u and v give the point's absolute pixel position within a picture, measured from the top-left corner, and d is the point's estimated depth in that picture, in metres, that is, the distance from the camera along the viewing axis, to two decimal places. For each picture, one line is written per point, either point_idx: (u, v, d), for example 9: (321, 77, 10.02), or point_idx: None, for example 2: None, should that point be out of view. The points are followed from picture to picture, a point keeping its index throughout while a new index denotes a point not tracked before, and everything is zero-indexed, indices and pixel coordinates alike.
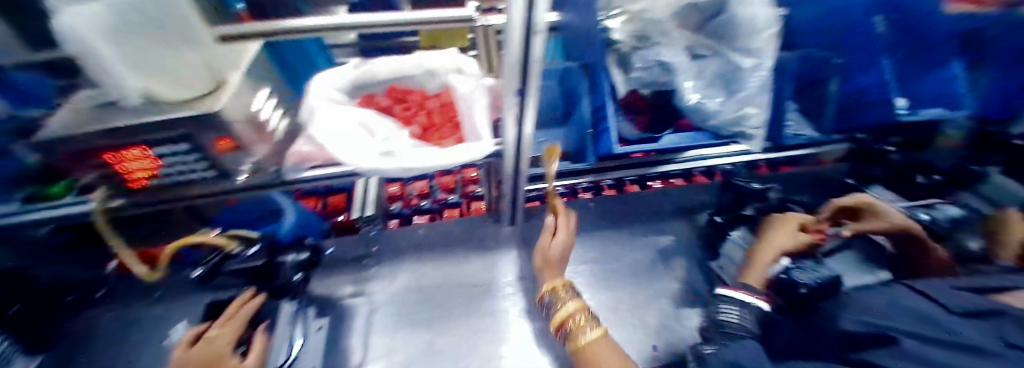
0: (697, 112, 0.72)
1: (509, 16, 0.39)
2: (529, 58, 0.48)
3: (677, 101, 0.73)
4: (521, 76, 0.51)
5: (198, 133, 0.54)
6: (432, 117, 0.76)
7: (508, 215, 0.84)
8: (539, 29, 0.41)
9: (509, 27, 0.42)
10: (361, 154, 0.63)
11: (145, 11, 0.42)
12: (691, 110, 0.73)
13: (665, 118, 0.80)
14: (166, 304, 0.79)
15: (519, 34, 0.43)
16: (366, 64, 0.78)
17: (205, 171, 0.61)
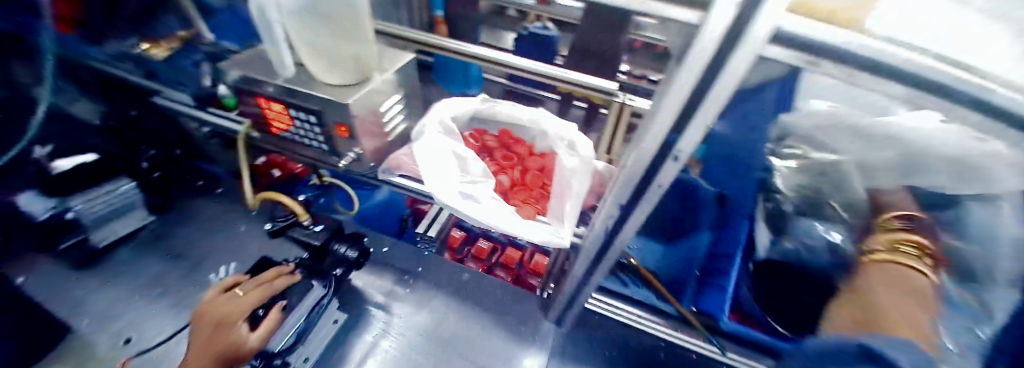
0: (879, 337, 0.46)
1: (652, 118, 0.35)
2: (656, 178, 0.40)
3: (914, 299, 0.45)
4: (632, 191, 0.44)
5: (324, 113, 0.60)
6: (526, 177, 0.71)
7: (558, 311, 0.71)
8: (679, 155, 0.37)
9: (645, 133, 0.37)
10: (441, 185, 0.61)
11: (324, 7, 0.52)
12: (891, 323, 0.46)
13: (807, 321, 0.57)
14: (249, 223, 0.88)
15: (649, 147, 0.38)
16: (493, 101, 0.78)
17: (319, 144, 0.66)
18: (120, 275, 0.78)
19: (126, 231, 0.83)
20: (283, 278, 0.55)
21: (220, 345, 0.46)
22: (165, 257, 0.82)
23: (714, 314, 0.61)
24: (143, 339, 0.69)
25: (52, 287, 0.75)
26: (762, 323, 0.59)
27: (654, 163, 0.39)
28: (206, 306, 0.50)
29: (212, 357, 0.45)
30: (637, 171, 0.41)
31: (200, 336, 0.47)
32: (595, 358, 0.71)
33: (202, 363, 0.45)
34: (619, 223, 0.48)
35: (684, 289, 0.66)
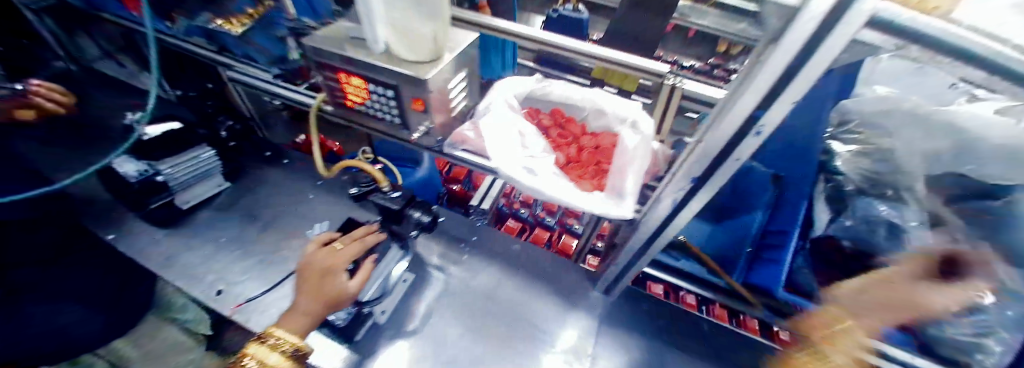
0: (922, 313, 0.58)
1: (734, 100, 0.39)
2: (735, 152, 0.43)
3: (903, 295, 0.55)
4: (707, 167, 0.46)
5: (401, 88, 0.64)
6: (582, 155, 0.74)
7: (607, 282, 0.76)
8: (761, 130, 0.40)
9: (728, 109, 0.40)
10: (506, 159, 0.66)
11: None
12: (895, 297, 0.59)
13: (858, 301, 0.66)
14: (316, 191, 0.94)
15: (730, 124, 0.41)
16: (546, 81, 0.81)
17: (392, 117, 0.71)
18: (202, 234, 0.84)
19: (205, 196, 0.89)
20: (372, 236, 0.62)
21: (324, 293, 0.53)
22: (242, 220, 0.88)
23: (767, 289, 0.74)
24: (231, 289, 0.74)
25: (142, 243, 0.81)
26: (812, 298, 0.69)
27: (736, 139, 0.42)
28: (313, 260, 0.55)
29: (320, 303, 0.53)
30: (714, 149, 0.44)
31: (308, 283, 0.54)
32: (645, 328, 0.75)
33: (311, 307, 0.53)
34: (688, 196, 0.50)
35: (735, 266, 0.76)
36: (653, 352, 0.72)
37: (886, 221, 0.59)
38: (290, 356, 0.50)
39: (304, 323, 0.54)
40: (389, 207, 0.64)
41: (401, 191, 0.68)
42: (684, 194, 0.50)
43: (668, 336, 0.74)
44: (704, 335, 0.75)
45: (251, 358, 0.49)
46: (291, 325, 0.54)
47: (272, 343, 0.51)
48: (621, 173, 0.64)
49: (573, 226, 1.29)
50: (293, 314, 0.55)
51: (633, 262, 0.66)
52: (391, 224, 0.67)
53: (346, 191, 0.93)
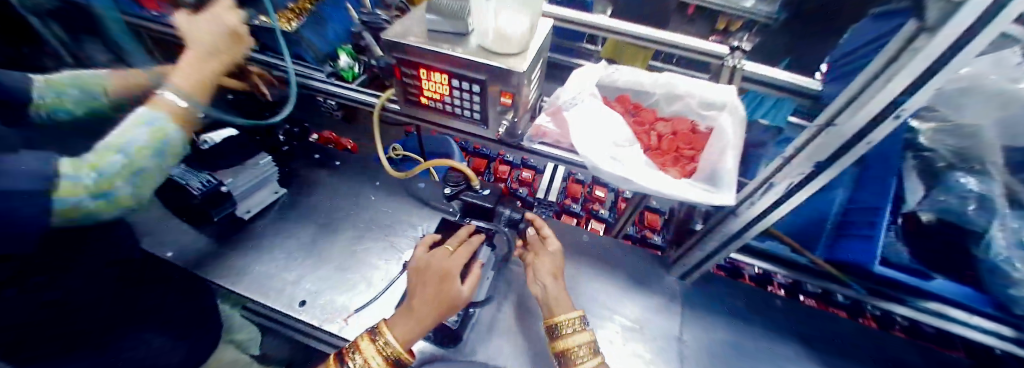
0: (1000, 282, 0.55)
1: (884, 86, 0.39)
2: (869, 136, 0.44)
3: (979, 248, 0.55)
4: (835, 151, 0.47)
5: (489, 82, 0.61)
6: (662, 142, 0.74)
7: (685, 268, 0.80)
8: (902, 114, 0.40)
9: (870, 95, 0.41)
10: (597, 150, 0.65)
11: None
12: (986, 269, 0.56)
13: (943, 263, 0.62)
14: (377, 192, 0.92)
15: (871, 108, 0.41)
16: (613, 67, 0.80)
17: (471, 114, 0.70)
18: (270, 243, 0.81)
19: (265, 204, 0.86)
20: (476, 236, 0.62)
21: (443, 299, 0.53)
22: (306, 225, 0.85)
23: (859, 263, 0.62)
24: (314, 298, 0.72)
25: (209, 257, 0.77)
26: (911, 267, 0.63)
27: (870, 124, 0.43)
28: (430, 263, 0.56)
29: (437, 308, 0.53)
30: (846, 133, 0.45)
31: (426, 288, 0.54)
32: (721, 308, 0.79)
33: (427, 313, 0.53)
34: (805, 181, 0.51)
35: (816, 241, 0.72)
36: (732, 330, 0.76)
37: (981, 191, 0.54)
38: (392, 361, 0.52)
39: (410, 331, 0.52)
40: (483, 205, 0.67)
41: (491, 189, 0.69)
42: (801, 179, 0.52)
43: (746, 314, 0.78)
44: (777, 310, 0.79)
45: (361, 354, 0.51)
46: (399, 330, 0.52)
47: (379, 344, 0.52)
48: (714, 159, 0.66)
49: (598, 211, 1.42)
50: (403, 315, 0.54)
51: (722, 246, 0.68)
52: (483, 221, 0.69)
53: (407, 191, 0.92)
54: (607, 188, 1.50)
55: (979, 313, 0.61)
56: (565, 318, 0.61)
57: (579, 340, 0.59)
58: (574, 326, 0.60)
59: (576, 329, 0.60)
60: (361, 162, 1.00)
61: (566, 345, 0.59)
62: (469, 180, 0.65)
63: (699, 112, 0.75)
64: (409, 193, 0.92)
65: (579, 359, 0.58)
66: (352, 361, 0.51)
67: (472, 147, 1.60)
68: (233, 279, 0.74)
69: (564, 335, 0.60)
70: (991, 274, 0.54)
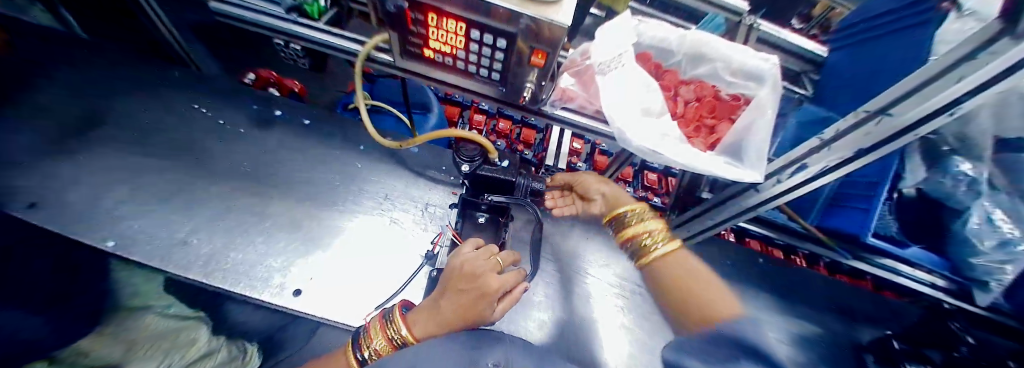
0: (963, 252, 0.73)
1: (953, 85, 0.36)
2: (916, 130, 0.43)
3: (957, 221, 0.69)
4: (880, 139, 0.46)
5: (519, 36, 0.49)
6: (688, 109, 0.71)
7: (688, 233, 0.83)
8: (957, 112, 0.38)
9: (926, 92, 0.38)
10: (633, 122, 0.60)
11: None
12: (957, 241, 0.73)
13: (920, 235, 0.81)
14: (363, 158, 0.79)
15: (928, 105, 0.39)
16: (640, 18, 0.71)
17: (488, 73, 0.59)
18: (235, 224, 0.67)
19: (126, 170, 0.66)
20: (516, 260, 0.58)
21: (472, 312, 0.49)
22: (277, 198, 0.71)
23: (854, 234, 0.79)
24: (313, 286, 0.63)
25: (162, 245, 0.62)
26: (893, 237, 0.84)
27: (927, 117, 0.40)
28: (476, 272, 0.51)
29: (463, 314, 0.49)
30: (896, 125, 0.44)
31: (457, 294, 0.49)
32: (715, 267, 0.86)
33: (454, 318, 0.48)
34: (841, 164, 0.53)
35: (812, 209, 0.89)
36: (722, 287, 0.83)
37: (973, 175, 0.63)
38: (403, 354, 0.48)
39: (430, 329, 0.49)
40: (505, 179, 0.61)
41: (509, 159, 0.64)
42: (836, 162, 0.53)
43: (733, 272, 0.86)
44: (759, 267, 0.88)
45: (378, 340, 0.49)
46: (420, 328, 0.49)
47: (393, 333, 0.49)
48: (744, 132, 0.65)
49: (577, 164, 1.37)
50: (424, 312, 0.50)
51: (732, 218, 0.72)
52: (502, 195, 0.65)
53: (397, 156, 0.81)
54: (584, 140, 1.45)
55: (931, 269, 0.83)
56: (630, 209, 0.67)
57: (649, 227, 0.64)
58: (642, 215, 0.66)
59: (643, 219, 0.66)
60: (336, 121, 0.84)
61: (636, 231, 0.64)
62: (488, 153, 0.59)
63: (725, 78, 0.73)
64: (401, 159, 0.81)
65: (653, 248, 0.62)
66: (367, 346, 0.48)
67: (444, 94, 1.42)
68: (202, 271, 0.61)
69: (631, 223, 0.66)
70: (961, 245, 0.72)
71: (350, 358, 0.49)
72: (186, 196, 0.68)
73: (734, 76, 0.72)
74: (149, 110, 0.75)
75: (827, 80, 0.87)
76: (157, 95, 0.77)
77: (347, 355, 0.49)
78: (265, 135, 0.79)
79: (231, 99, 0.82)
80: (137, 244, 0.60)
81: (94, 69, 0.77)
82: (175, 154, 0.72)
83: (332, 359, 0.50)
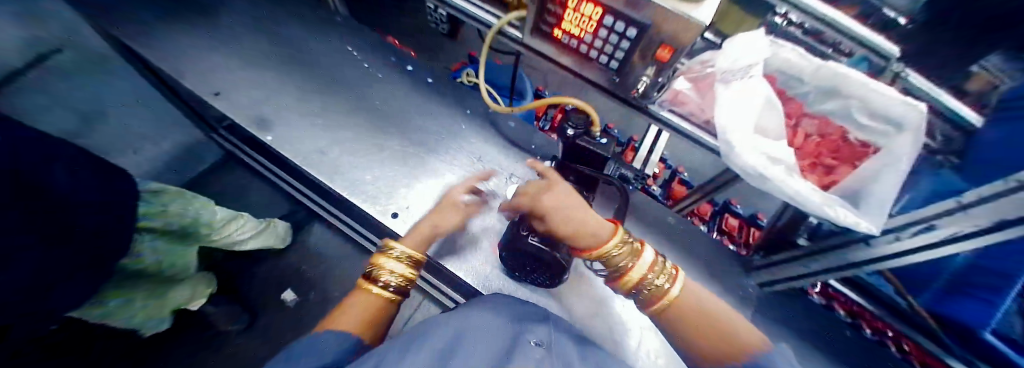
0: None
1: None
2: None
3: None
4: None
5: (651, 28, 0.51)
6: (807, 143, 0.69)
7: (771, 276, 0.76)
8: None
9: None
10: (744, 139, 0.58)
11: None
12: None
13: None
14: (467, 122, 0.88)
15: None
16: (778, 43, 0.65)
17: (608, 61, 0.61)
18: (358, 148, 0.79)
19: (293, 88, 0.84)
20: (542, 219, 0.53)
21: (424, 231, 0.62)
22: (393, 135, 0.83)
23: (966, 325, 0.66)
24: (406, 213, 0.73)
25: (306, 150, 0.76)
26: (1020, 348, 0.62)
27: None
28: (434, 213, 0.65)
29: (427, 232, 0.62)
30: None
31: (428, 220, 0.64)
32: (792, 323, 0.78)
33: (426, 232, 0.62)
34: (979, 234, 0.45)
35: (927, 286, 0.74)
36: (796, 346, 0.75)
37: None
38: (412, 264, 0.57)
39: (417, 243, 0.61)
40: (602, 154, 0.63)
41: (608, 139, 0.66)
42: (970, 230, 0.45)
43: (813, 334, 0.77)
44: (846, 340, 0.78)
45: (386, 269, 0.55)
46: (409, 245, 0.60)
47: (395, 256, 0.57)
48: (867, 179, 0.60)
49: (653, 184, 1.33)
50: (410, 237, 0.61)
51: (832, 270, 0.65)
52: (592, 168, 0.67)
53: (495, 127, 0.88)
54: (667, 163, 1.40)
55: None
56: (609, 246, 0.45)
57: (647, 261, 0.45)
58: (624, 257, 0.45)
59: (631, 260, 0.46)
60: (451, 85, 0.95)
61: (602, 255, 0.46)
62: (594, 126, 0.63)
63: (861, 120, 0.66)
64: (498, 130, 0.88)
65: (650, 280, 0.44)
66: (381, 276, 0.54)
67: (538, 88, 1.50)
68: (328, 177, 0.74)
69: (618, 267, 0.46)
70: None
71: (369, 289, 0.53)
72: (327, 116, 0.82)
73: (871, 118, 0.63)
74: (318, 47, 0.94)
75: (978, 154, 0.67)
76: (326, 37, 0.97)
77: (366, 288, 0.54)
78: (394, 83, 0.92)
79: (375, 50, 0.98)
80: (289, 143, 0.76)
81: (291, 10, 0.99)
82: (329, 83, 0.88)
83: (354, 298, 0.53)
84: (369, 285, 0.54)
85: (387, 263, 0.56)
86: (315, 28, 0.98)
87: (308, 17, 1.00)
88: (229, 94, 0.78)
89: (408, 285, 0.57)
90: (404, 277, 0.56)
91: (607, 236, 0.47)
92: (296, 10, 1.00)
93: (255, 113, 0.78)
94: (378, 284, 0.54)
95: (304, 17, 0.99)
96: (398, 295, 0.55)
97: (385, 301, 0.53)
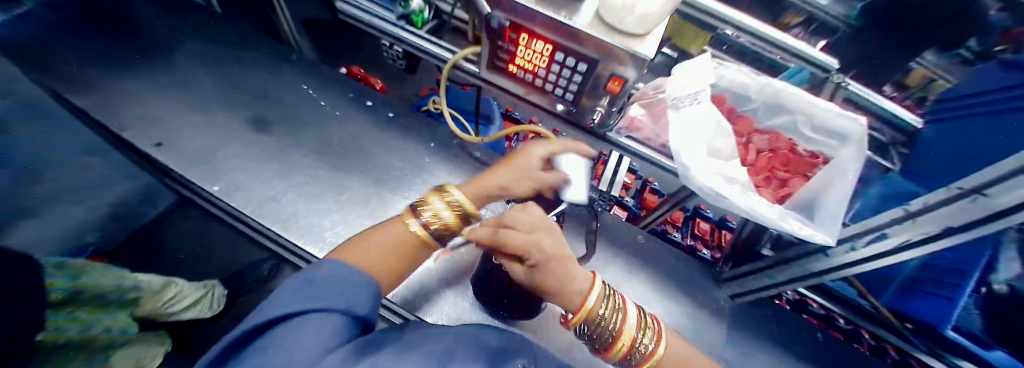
0: None
1: None
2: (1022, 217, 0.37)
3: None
4: (973, 219, 0.41)
5: (600, 62, 0.52)
6: (759, 159, 0.71)
7: (739, 288, 0.78)
8: None
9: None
10: (699, 162, 0.59)
11: None
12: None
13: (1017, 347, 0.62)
14: (432, 154, 0.87)
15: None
16: (723, 64, 0.68)
17: (564, 93, 0.62)
18: (315, 191, 0.76)
19: (244, 131, 0.80)
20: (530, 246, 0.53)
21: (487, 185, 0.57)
22: (353, 173, 0.81)
23: (930, 321, 0.72)
24: None
25: (259, 198, 0.72)
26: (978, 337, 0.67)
27: None
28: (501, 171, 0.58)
29: (493, 187, 0.57)
30: (992, 206, 0.39)
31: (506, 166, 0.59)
32: (767, 331, 0.79)
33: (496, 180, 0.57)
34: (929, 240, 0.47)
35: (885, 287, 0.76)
36: (772, 354, 0.76)
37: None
38: (460, 214, 0.53)
39: (476, 192, 0.56)
40: None
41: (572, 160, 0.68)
42: (920, 237, 0.47)
43: (787, 341, 0.79)
44: (817, 342, 0.80)
45: (432, 208, 0.52)
46: (468, 190, 0.56)
47: (449, 199, 0.53)
48: (817, 191, 0.62)
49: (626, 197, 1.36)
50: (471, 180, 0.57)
51: (796, 279, 0.66)
52: None
53: (460, 157, 0.88)
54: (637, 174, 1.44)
55: None
56: (595, 306, 0.45)
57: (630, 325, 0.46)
58: (612, 318, 0.46)
59: (617, 320, 0.46)
60: (413, 117, 0.93)
61: (589, 312, 0.46)
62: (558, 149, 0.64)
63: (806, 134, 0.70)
64: (463, 160, 0.87)
65: (641, 346, 0.46)
66: (423, 212, 0.52)
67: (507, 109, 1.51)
68: (283, 224, 0.70)
69: (606, 325, 0.46)
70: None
71: (406, 222, 0.52)
72: (282, 160, 0.79)
73: (815, 132, 0.68)
74: (271, 86, 0.91)
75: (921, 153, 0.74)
76: (280, 76, 0.94)
77: (404, 219, 0.52)
78: (355, 120, 0.89)
79: (333, 86, 0.96)
80: (240, 192, 0.72)
81: (241, 51, 0.96)
82: (284, 124, 0.85)
83: (390, 225, 0.52)
84: (410, 221, 0.52)
85: (436, 202, 0.53)
86: (267, 67, 0.95)
87: (259, 57, 0.97)
88: (170, 143, 0.74)
89: (448, 232, 0.53)
90: (446, 225, 0.52)
91: (587, 290, 0.46)
92: (246, 50, 0.97)
93: (201, 163, 0.73)
94: (419, 221, 0.51)
95: (255, 57, 0.96)
96: (432, 239, 0.52)
97: (414, 239, 0.51)
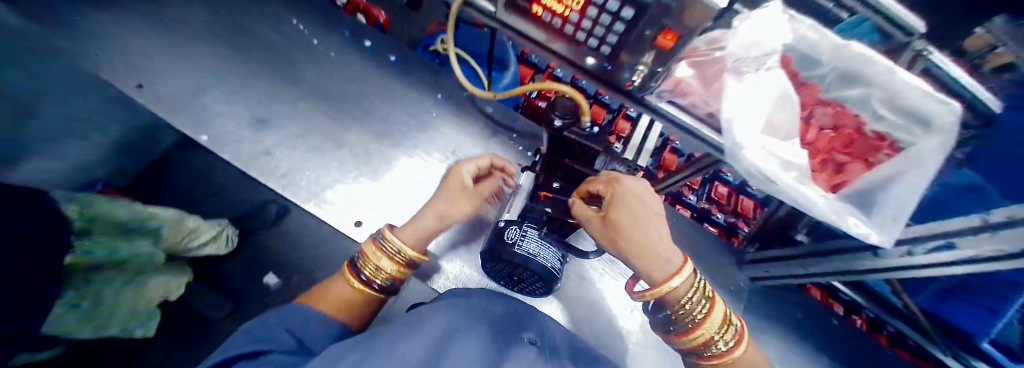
0: None
1: None
2: None
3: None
4: None
5: (654, 10, 0.40)
6: (819, 138, 0.62)
7: (764, 270, 0.74)
8: None
9: None
10: (755, 143, 0.50)
11: None
12: None
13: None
14: (440, 108, 0.78)
15: None
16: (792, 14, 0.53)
17: (599, 45, 0.52)
18: (314, 145, 0.70)
19: (230, 72, 0.71)
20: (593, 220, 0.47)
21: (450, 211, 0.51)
22: (355, 127, 0.73)
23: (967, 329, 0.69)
24: (373, 220, 0.66)
25: (253, 153, 0.66)
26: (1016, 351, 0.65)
27: None
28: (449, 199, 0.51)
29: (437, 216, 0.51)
30: None
31: (450, 194, 0.52)
32: (782, 314, 0.77)
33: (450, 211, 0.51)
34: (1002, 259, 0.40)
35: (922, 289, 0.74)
36: (784, 338, 0.75)
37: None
38: (403, 262, 0.48)
39: (419, 234, 0.50)
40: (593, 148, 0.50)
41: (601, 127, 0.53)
42: (991, 254, 0.41)
43: (800, 325, 0.77)
44: (828, 327, 0.79)
45: (371, 261, 0.47)
46: (406, 235, 0.49)
47: (387, 249, 0.48)
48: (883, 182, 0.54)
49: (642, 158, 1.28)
50: (408, 224, 0.51)
51: (832, 275, 0.62)
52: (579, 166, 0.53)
53: (471, 112, 0.79)
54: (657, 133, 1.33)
55: None
56: (671, 286, 0.41)
57: (714, 319, 0.42)
58: (695, 313, 0.42)
59: (702, 317, 0.42)
60: (419, 62, 0.83)
61: (668, 296, 0.42)
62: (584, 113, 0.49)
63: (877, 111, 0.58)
64: (474, 116, 0.79)
65: (717, 341, 0.43)
66: (363, 267, 0.47)
67: None
68: (282, 183, 0.65)
69: (686, 322, 0.43)
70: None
71: (347, 278, 0.47)
72: (276, 109, 0.71)
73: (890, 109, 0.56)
74: (253, 18, 0.78)
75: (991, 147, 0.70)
76: (262, 4, 0.80)
77: (344, 276, 0.47)
78: (354, 64, 0.79)
79: (325, 20, 0.83)
80: (235, 144, 0.66)
81: None
82: (273, 65, 0.75)
83: (331, 286, 0.47)
84: (351, 276, 0.47)
85: (376, 256, 0.48)
86: None
87: None
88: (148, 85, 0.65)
89: (393, 281, 0.49)
90: (390, 274, 0.48)
91: (667, 274, 0.42)
92: None
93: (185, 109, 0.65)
94: (361, 278, 0.47)
95: None
96: (379, 291, 0.48)
97: (362, 296, 0.47)
